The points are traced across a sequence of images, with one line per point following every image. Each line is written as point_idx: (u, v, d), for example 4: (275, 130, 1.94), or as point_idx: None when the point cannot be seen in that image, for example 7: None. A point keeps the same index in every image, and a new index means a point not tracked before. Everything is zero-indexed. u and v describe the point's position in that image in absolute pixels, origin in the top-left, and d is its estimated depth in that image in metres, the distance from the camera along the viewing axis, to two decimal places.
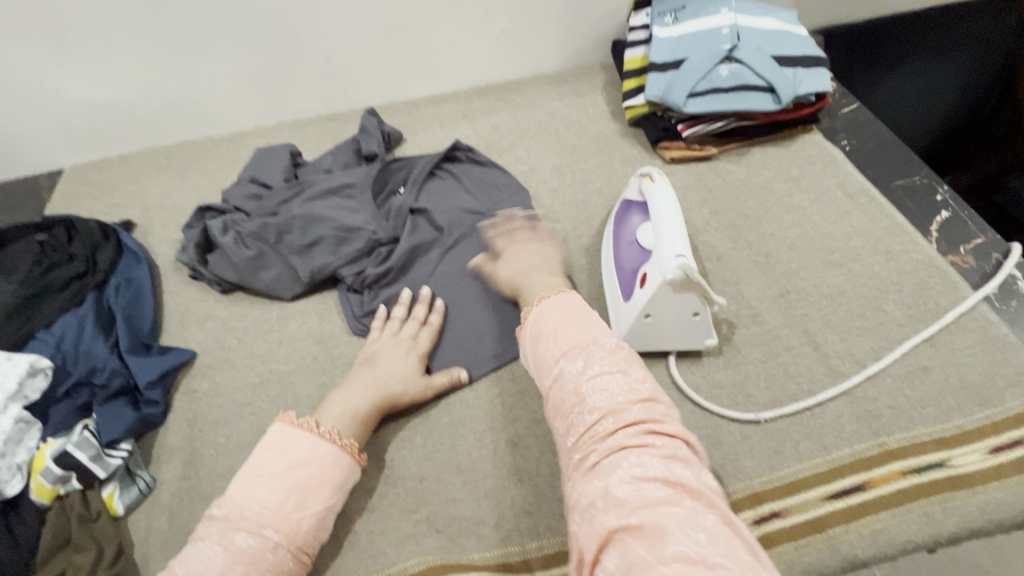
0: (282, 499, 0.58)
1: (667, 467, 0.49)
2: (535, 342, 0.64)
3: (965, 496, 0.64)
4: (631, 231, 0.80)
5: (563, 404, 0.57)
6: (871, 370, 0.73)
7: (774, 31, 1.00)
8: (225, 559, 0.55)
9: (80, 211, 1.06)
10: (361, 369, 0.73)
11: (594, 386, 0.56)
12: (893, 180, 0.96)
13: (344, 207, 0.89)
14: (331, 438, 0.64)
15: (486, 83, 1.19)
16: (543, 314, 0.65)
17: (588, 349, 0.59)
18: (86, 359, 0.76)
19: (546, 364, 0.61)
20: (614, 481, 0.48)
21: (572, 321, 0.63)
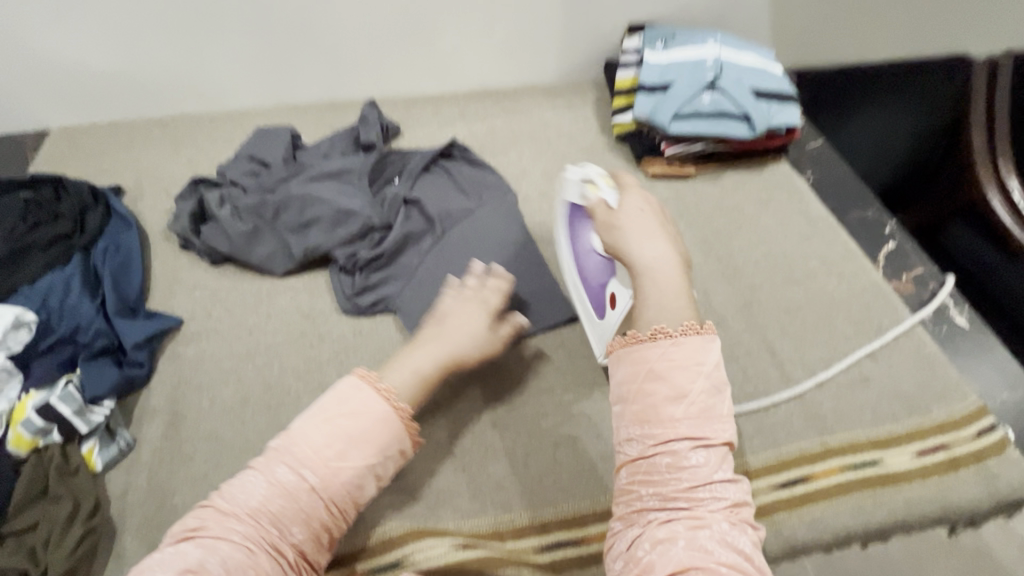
0: (326, 448, 0.60)
1: (750, 546, 0.54)
2: (647, 386, 0.60)
3: (894, 491, 0.72)
4: (587, 243, 0.81)
5: (659, 470, 0.57)
6: (820, 377, 0.81)
7: (753, 67, 1.09)
8: (265, 489, 0.58)
9: (67, 173, 1.05)
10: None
11: (710, 474, 0.56)
12: (848, 212, 1.06)
13: (341, 192, 0.92)
14: (387, 397, 0.63)
15: (484, 87, 1.24)
16: (671, 362, 0.59)
17: (717, 440, 0.58)
18: (71, 317, 0.76)
19: (666, 426, 0.58)
20: (703, 536, 0.53)
21: (705, 388, 0.59)
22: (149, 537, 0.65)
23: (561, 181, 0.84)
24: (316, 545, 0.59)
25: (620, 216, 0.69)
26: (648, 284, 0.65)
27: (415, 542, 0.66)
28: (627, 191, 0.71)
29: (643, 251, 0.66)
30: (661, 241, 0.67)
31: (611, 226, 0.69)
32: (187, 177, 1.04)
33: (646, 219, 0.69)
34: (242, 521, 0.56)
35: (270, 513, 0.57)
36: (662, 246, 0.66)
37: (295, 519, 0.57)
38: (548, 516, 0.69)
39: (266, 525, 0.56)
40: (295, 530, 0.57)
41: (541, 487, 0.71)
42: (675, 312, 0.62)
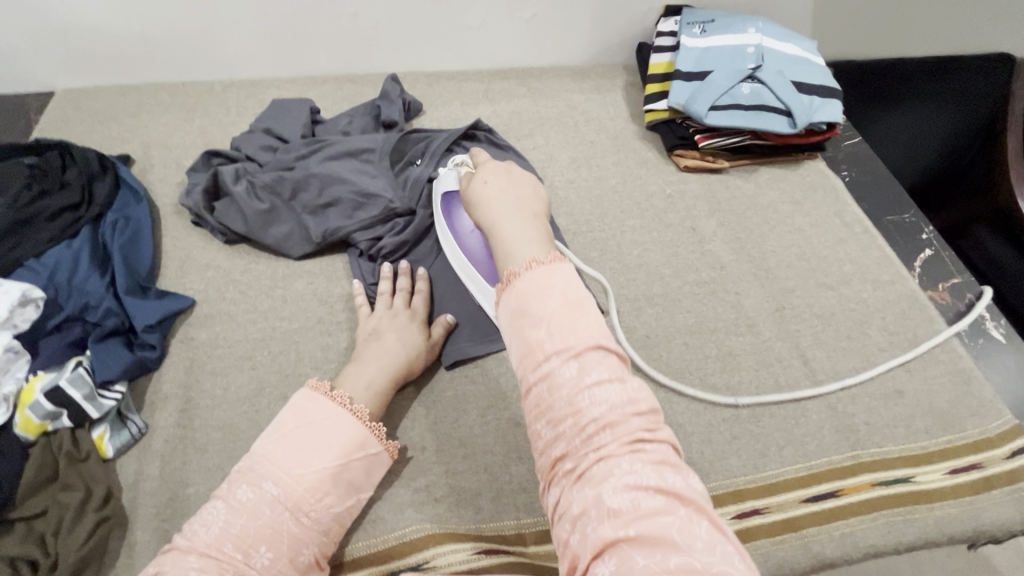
0: (283, 457, 0.58)
1: (658, 472, 0.41)
2: (519, 320, 0.48)
3: (925, 510, 0.70)
4: (466, 223, 0.79)
5: (549, 406, 0.45)
6: (848, 383, 0.79)
7: (796, 58, 1.04)
8: (225, 514, 0.55)
9: (72, 138, 1.00)
10: (365, 347, 0.73)
11: (590, 389, 0.44)
12: (884, 215, 1.02)
13: (362, 172, 0.87)
14: (342, 402, 0.64)
15: (509, 66, 1.18)
16: (530, 293, 0.48)
17: (590, 348, 0.46)
18: (80, 295, 0.73)
19: (534, 352, 0.46)
20: (609, 488, 0.41)
21: (561, 301, 0.47)
22: (161, 529, 0.63)
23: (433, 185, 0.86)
24: (291, 566, 0.55)
25: (472, 190, 0.61)
26: (495, 241, 0.55)
27: (436, 545, 0.64)
28: (483, 161, 0.64)
29: (506, 229, 0.54)
30: (514, 201, 0.57)
31: (473, 203, 0.60)
32: (199, 149, 0.99)
33: (507, 180, 0.60)
34: (201, 556, 0.52)
35: (232, 537, 0.53)
36: (514, 212, 0.56)
37: (261, 538, 0.54)
38: None
39: (227, 551, 0.53)
40: (263, 550, 0.54)
41: None
42: (528, 243, 0.52)
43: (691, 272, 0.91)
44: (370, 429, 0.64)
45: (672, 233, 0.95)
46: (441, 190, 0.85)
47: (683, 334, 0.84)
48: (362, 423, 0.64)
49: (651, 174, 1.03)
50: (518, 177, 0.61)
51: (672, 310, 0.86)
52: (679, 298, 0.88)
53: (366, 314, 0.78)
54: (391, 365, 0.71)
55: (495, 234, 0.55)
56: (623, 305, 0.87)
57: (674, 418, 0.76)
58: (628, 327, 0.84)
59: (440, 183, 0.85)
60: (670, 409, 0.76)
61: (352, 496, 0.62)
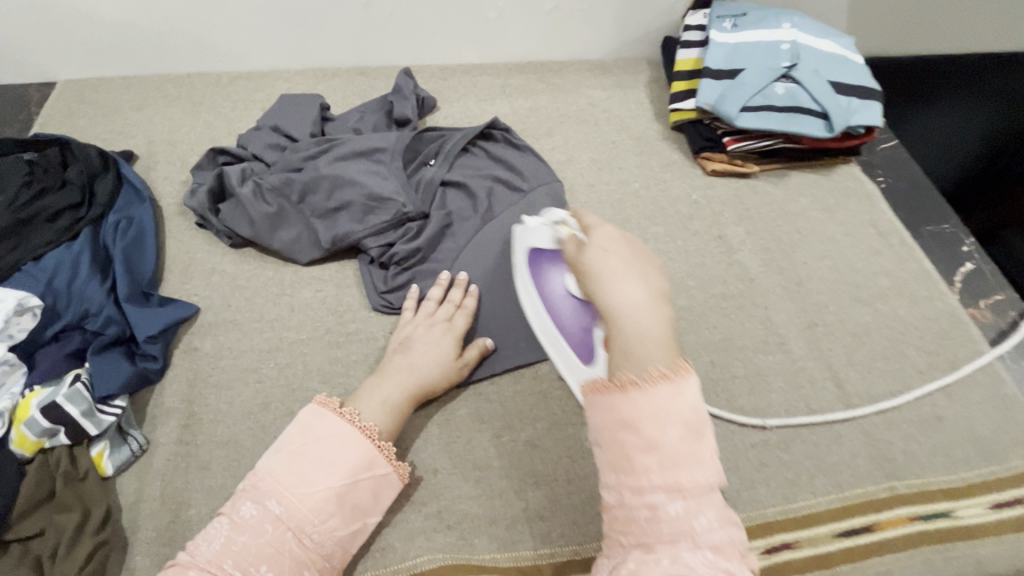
0: (288, 475, 0.56)
1: (728, 565, 0.44)
2: (622, 434, 0.45)
3: (965, 548, 0.66)
4: (557, 286, 0.73)
5: (637, 515, 0.45)
6: (882, 406, 0.74)
7: (833, 55, 0.98)
8: (229, 529, 0.54)
9: (74, 133, 0.97)
10: (394, 356, 0.71)
11: (694, 518, 0.44)
12: (922, 225, 0.96)
13: (373, 173, 0.83)
14: (351, 418, 0.61)
15: (528, 59, 1.13)
16: (646, 411, 0.45)
17: (700, 487, 0.45)
18: (79, 302, 0.70)
19: (638, 478, 0.45)
20: (683, 553, 0.43)
21: (684, 436, 0.45)
22: (162, 553, 0.60)
23: (519, 232, 0.78)
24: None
25: (584, 259, 0.53)
26: (615, 333, 0.49)
27: None
28: (594, 224, 0.56)
29: (628, 325, 0.48)
30: (639, 279, 0.50)
31: (585, 275, 0.53)
32: (204, 145, 0.95)
33: (626, 251, 0.53)
34: (203, 571, 0.51)
35: (232, 554, 0.52)
36: (638, 292, 0.49)
37: (262, 557, 0.52)
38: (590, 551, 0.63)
39: (228, 568, 0.51)
40: (264, 569, 0.52)
41: (584, 519, 0.65)
42: (651, 348, 0.47)
43: (717, 284, 0.86)
44: (379, 448, 0.61)
45: (698, 241, 0.91)
46: (524, 242, 0.78)
47: (708, 351, 0.79)
48: (370, 442, 0.60)
49: (676, 178, 0.98)
50: (637, 256, 0.52)
51: (697, 325, 0.82)
52: (704, 313, 0.83)
53: (407, 318, 0.75)
54: (410, 381, 0.68)
55: (614, 323, 0.49)
56: None
57: None
58: None
59: (527, 234, 0.77)
60: None
61: (358, 520, 0.58)
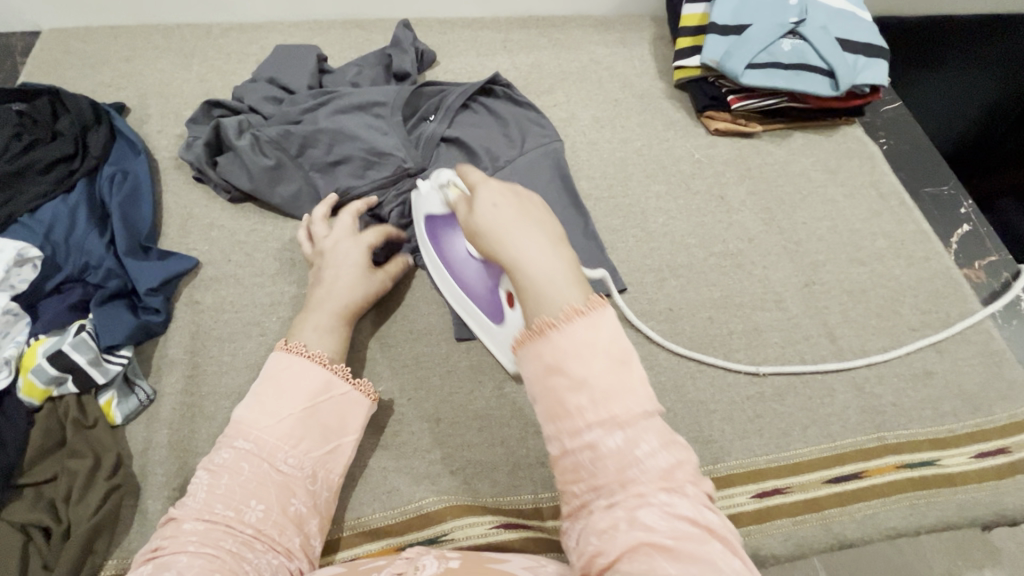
0: (251, 415, 0.55)
1: (695, 506, 0.37)
2: (549, 378, 0.39)
3: (948, 494, 0.69)
4: (460, 251, 0.68)
5: (586, 466, 0.38)
6: (873, 359, 0.76)
7: (841, 11, 0.96)
8: (208, 477, 0.53)
9: (63, 84, 0.94)
10: (314, 290, 0.70)
11: (638, 457, 0.37)
12: (922, 187, 0.97)
13: (373, 127, 0.81)
14: (298, 349, 0.60)
15: (529, 14, 1.10)
16: (568, 350, 0.38)
17: (638, 417, 0.38)
18: (79, 255, 0.70)
19: (571, 418, 0.38)
20: (642, 511, 0.37)
21: (603, 360, 0.38)
22: (173, 498, 0.62)
23: (415, 196, 0.73)
24: (285, 517, 0.53)
25: (476, 219, 0.45)
26: (520, 285, 0.42)
27: (455, 519, 0.63)
28: (477, 179, 0.47)
29: (534, 265, 0.42)
30: (537, 227, 0.44)
31: (477, 235, 0.45)
32: (197, 99, 0.93)
33: (518, 205, 0.45)
34: (198, 521, 0.50)
35: (219, 497, 0.51)
36: (535, 235, 0.43)
37: (249, 493, 0.52)
38: None
39: (218, 512, 0.50)
40: (254, 503, 0.52)
41: None
42: (561, 285, 0.41)
43: (717, 243, 0.87)
44: (333, 370, 0.60)
45: (699, 200, 0.91)
46: (422, 206, 0.73)
47: (707, 308, 0.81)
48: (321, 366, 0.59)
49: (678, 137, 0.97)
50: (532, 203, 0.46)
51: (697, 282, 0.83)
52: (704, 271, 0.84)
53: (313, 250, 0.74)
54: (333, 304, 0.67)
55: (519, 272, 0.42)
56: (645, 276, 0.83)
57: (695, 394, 0.73)
58: (651, 299, 0.81)
59: (422, 200, 0.72)
60: (691, 384, 0.74)
61: (332, 441, 0.58)
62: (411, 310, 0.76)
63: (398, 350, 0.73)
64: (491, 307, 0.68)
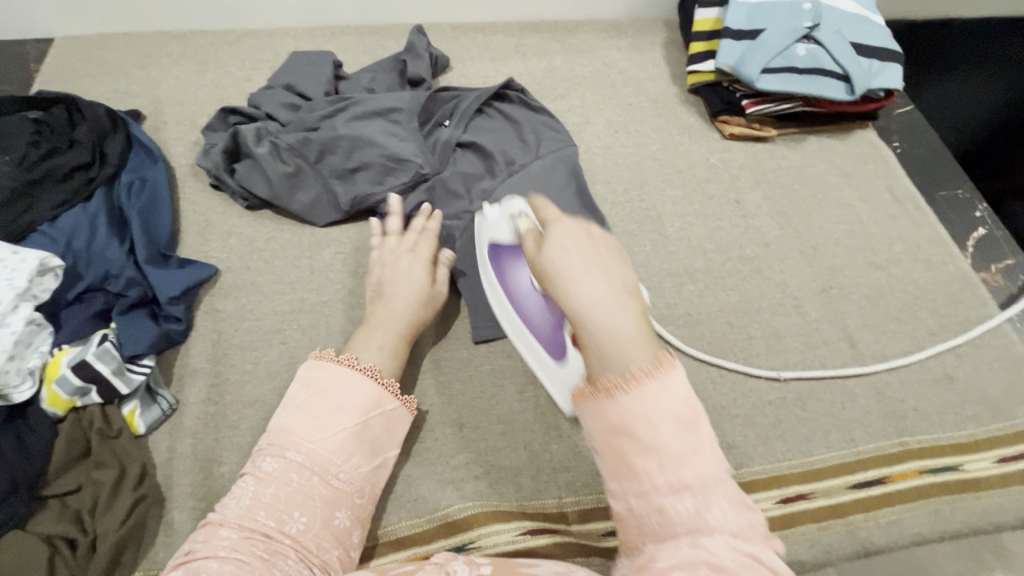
0: (302, 426, 0.57)
1: (760, 551, 0.37)
2: (616, 437, 0.41)
3: (971, 499, 0.69)
4: (522, 282, 0.70)
5: (651, 524, 0.39)
6: (893, 362, 0.76)
7: (855, 15, 0.96)
8: (254, 486, 0.54)
9: (77, 92, 0.93)
10: (375, 306, 0.69)
11: (704, 516, 0.38)
12: (937, 191, 0.97)
13: (391, 134, 0.81)
14: (349, 362, 0.62)
15: (541, 20, 1.10)
16: (636, 411, 0.40)
17: (703, 476, 0.39)
18: (100, 263, 0.70)
19: (638, 480, 0.39)
20: (708, 538, 0.37)
21: (671, 420, 0.39)
22: (198, 508, 0.61)
23: (479, 224, 0.76)
24: (325, 530, 0.54)
25: (545, 258, 0.47)
26: (585, 333, 0.43)
27: (481, 526, 0.63)
28: (551, 217, 0.49)
29: (604, 321, 0.43)
30: (602, 277, 0.45)
31: (546, 279, 0.47)
32: (212, 105, 0.93)
33: (586, 247, 0.47)
34: (238, 527, 0.51)
35: (263, 506, 0.53)
36: (601, 283, 0.44)
37: (293, 504, 0.53)
38: None
39: (260, 520, 0.52)
40: (296, 515, 0.53)
41: None
42: (629, 340, 0.42)
43: (735, 247, 0.87)
44: (384, 386, 0.62)
45: (716, 205, 0.91)
46: (485, 235, 0.75)
47: (726, 313, 0.80)
48: (373, 382, 0.61)
49: (693, 142, 0.97)
50: (599, 248, 0.47)
51: (715, 287, 0.83)
52: (722, 275, 0.84)
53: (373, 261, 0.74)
54: (400, 323, 0.68)
55: (590, 333, 0.43)
56: (663, 280, 0.83)
57: (716, 399, 0.73)
58: (669, 304, 0.81)
59: (487, 226, 0.75)
60: (712, 389, 0.74)
61: (378, 456, 0.60)
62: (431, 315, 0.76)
63: (419, 356, 0.73)
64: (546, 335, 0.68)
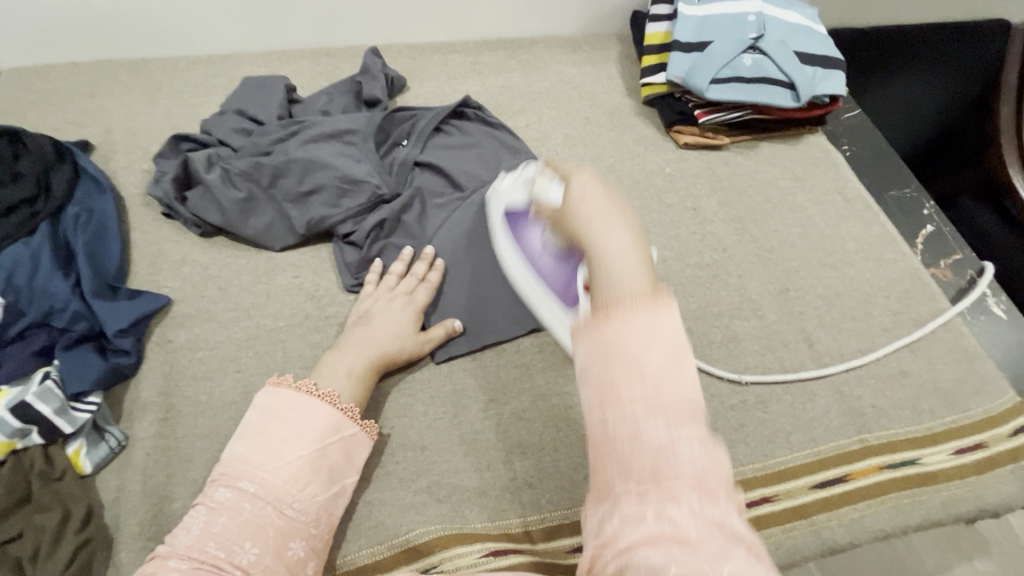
0: (257, 454, 0.56)
1: (726, 511, 0.33)
2: (601, 362, 0.37)
3: (930, 492, 0.70)
4: (533, 243, 0.69)
5: (623, 452, 0.35)
6: (851, 363, 0.78)
7: (797, 26, 0.99)
8: (205, 515, 0.53)
9: (25, 124, 0.92)
10: (353, 330, 0.70)
11: (678, 444, 0.34)
12: (886, 191, 1.00)
13: (346, 155, 0.81)
14: (309, 389, 0.61)
15: (497, 38, 1.12)
16: (624, 334, 0.36)
17: (688, 402, 0.35)
18: (43, 298, 0.68)
19: (614, 401, 0.36)
20: (672, 514, 0.32)
21: (658, 352, 0.36)
22: (148, 549, 0.59)
23: (491, 194, 0.77)
24: (279, 561, 0.53)
25: (566, 197, 0.45)
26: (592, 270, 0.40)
27: (444, 550, 0.62)
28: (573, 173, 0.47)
29: (602, 246, 0.40)
30: (618, 221, 0.41)
31: (568, 221, 0.44)
32: (165, 133, 0.92)
33: (605, 197, 0.43)
34: (185, 559, 0.50)
35: (213, 536, 0.51)
36: (617, 229, 0.41)
37: (245, 535, 0.52)
38: (579, 514, 0.65)
39: (209, 551, 0.50)
40: (248, 545, 0.52)
41: (572, 484, 0.66)
42: (624, 269, 0.39)
43: (693, 254, 0.88)
44: (344, 411, 0.62)
45: (673, 213, 0.92)
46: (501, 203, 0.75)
47: (686, 319, 0.81)
48: (334, 408, 0.61)
49: (649, 152, 0.99)
50: (609, 200, 0.43)
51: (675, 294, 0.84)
52: (682, 282, 0.85)
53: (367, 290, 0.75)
54: (373, 350, 0.68)
55: (592, 255, 0.41)
56: None
57: None
58: None
59: (500, 196, 0.76)
60: None
61: (336, 483, 0.59)
62: None
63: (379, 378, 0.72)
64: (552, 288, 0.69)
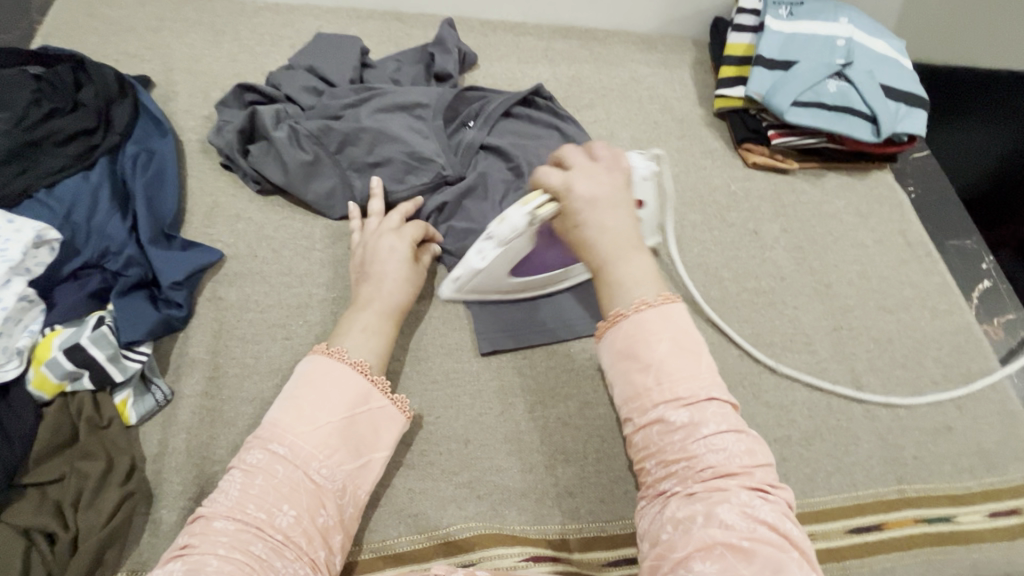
0: (290, 417, 0.53)
1: (774, 513, 0.42)
2: (625, 362, 0.48)
3: (962, 551, 0.70)
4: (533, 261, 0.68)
5: (656, 440, 0.46)
6: (892, 400, 0.78)
7: (886, 56, 0.96)
8: (241, 479, 0.50)
9: (82, 49, 0.88)
10: (361, 287, 0.66)
11: (703, 434, 0.45)
12: (947, 240, 0.98)
13: (415, 130, 0.79)
14: (340, 356, 0.57)
15: (571, 25, 1.08)
16: (646, 332, 0.48)
17: (700, 398, 0.46)
18: (99, 239, 0.66)
19: (642, 398, 0.47)
20: (721, 508, 0.42)
21: (670, 345, 0.47)
22: (187, 510, 0.58)
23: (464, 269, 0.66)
24: (312, 528, 0.50)
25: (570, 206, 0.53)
26: (605, 280, 0.51)
27: (484, 548, 0.61)
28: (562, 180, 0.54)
29: (621, 273, 0.50)
30: (633, 250, 0.51)
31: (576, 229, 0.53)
32: (226, 79, 0.88)
33: (609, 189, 0.53)
34: (229, 520, 0.47)
35: (252, 498, 0.48)
36: (639, 258, 0.51)
37: (281, 497, 0.49)
38: (617, 528, 0.64)
39: (250, 513, 0.48)
40: (286, 508, 0.49)
41: (611, 497, 0.65)
42: (641, 283, 0.50)
43: (750, 278, 0.86)
44: (373, 381, 0.57)
45: (734, 234, 0.90)
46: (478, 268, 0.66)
47: (737, 344, 0.80)
48: (363, 376, 0.57)
49: (715, 166, 0.97)
50: (617, 202, 0.53)
51: (728, 318, 0.83)
52: (735, 305, 0.84)
53: (357, 241, 0.72)
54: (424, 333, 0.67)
55: (614, 279, 0.50)
56: None
57: None
58: None
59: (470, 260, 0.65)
60: None
61: (364, 455, 0.55)
62: (442, 323, 0.74)
63: (428, 364, 0.71)
64: (522, 265, 0.69)
